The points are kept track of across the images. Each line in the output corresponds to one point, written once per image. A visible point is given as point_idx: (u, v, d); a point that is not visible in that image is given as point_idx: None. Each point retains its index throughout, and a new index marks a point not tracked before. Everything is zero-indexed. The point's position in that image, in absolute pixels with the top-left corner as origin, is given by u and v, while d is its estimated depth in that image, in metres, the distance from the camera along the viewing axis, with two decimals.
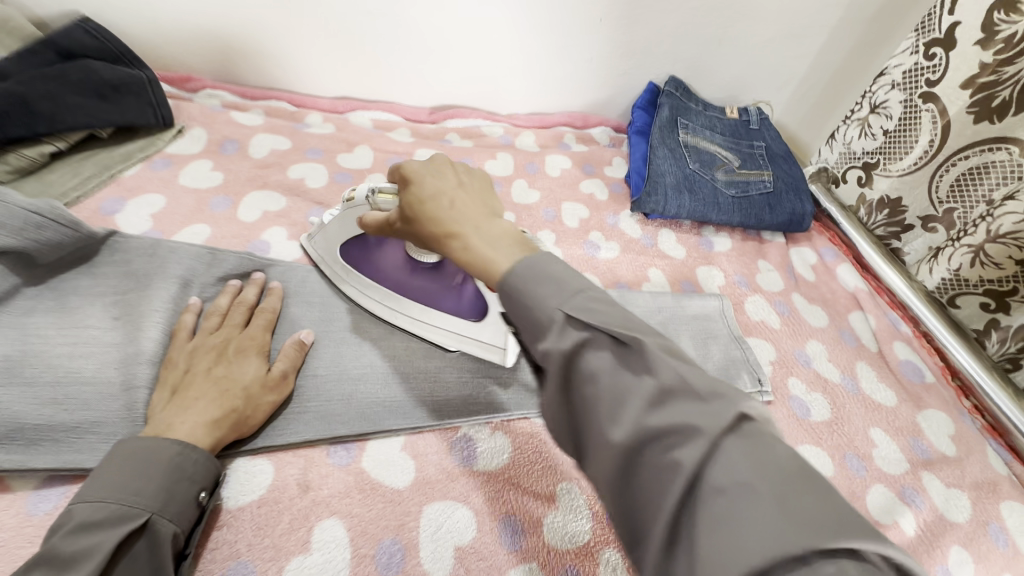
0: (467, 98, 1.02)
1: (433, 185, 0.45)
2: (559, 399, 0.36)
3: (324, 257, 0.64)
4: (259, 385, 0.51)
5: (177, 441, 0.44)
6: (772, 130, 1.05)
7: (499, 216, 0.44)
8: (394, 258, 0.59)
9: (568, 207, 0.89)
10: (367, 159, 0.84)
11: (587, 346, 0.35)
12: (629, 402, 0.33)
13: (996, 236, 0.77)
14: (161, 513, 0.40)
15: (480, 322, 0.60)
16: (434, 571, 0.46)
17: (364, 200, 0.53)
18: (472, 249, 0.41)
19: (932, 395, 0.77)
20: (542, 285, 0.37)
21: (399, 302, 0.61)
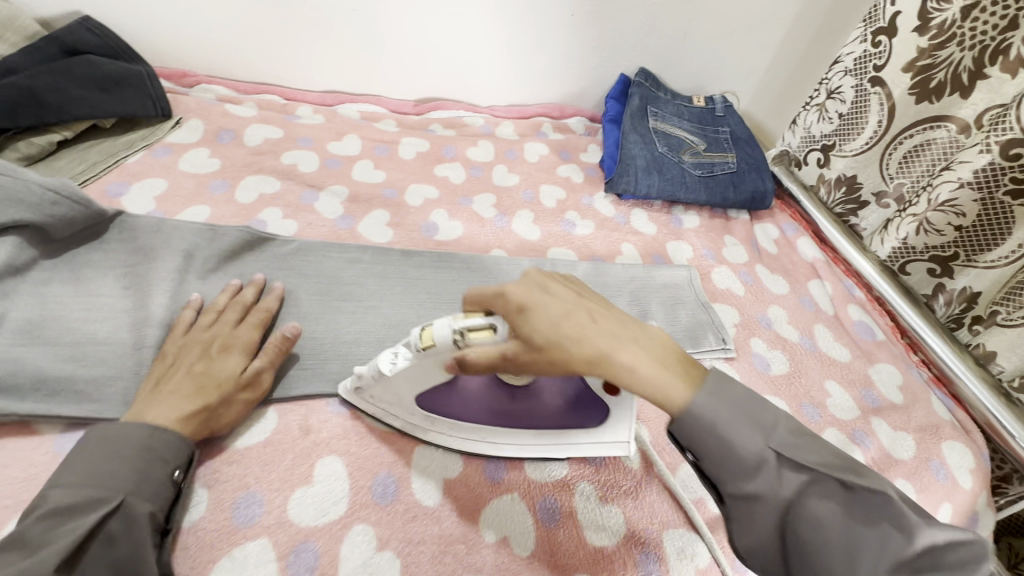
0: (449, 91, 1.07)
1: (557, 311, 0.43)
2: (769, 536, 0.41)
3: (388, 410, 0.54)
4: (233, 381, 0.52)
5: (150, 427, 0.46)
6: (736, 116, 1.12)
7: (642, 330, 0.45)
8: (483, 386, 0.53)
9: (546, 189, 0.95)
10: (355, 147, 0.89)
11: (808, 492, 0.40)
12: (835, 510, 0.39)
13: (937, 204, 0.81)
14: (135, 495, 0.43)
15: (600, 427, 0.54)
16: (425, 499, 0.51)
17: (444, 344, 0.46)
18: (638, 371, 0.41)
19: (883, 351, 0.84)
20: (745, 424, 0.41)
21: (509, 434, 0.55)
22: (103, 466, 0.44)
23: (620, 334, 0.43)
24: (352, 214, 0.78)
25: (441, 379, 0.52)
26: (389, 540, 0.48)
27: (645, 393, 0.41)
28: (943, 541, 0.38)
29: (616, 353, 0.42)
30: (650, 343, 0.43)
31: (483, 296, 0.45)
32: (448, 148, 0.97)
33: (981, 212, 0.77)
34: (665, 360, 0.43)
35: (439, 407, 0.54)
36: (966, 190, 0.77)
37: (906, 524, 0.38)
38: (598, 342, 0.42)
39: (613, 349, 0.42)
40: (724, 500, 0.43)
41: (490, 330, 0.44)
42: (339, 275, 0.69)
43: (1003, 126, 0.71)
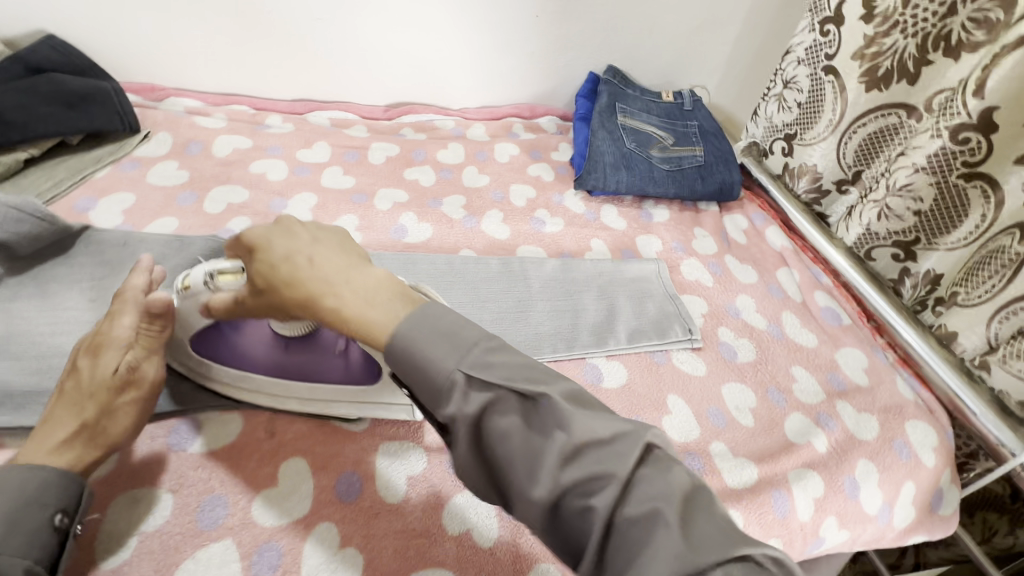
0: (419, 95, 1.08)
1: (286, 246, 0.43)
2: (470, 461, 0.37)
3: (177, 355, 0.56)
4: (108, 386, 0.47)
5: (21, 469, 0.42)
6: (704, 110, 1.14)
7: (365, 269, 0.43)
8: (266, 337, 0.55)
9: (515, 188, 0.96)
10: (324, 154, 0.90)
11: (494, 408, 0.36)
12: (532, 432, 0.35)
13: (895, 190, 0.83)
14: (3, 550, 0.38)
15: (376, 383, 0.54)
16: (388, 496, 0.52)
17: (200, 285, 0.49)
18: (353, 313, 0.40)
19: (849, 336, 0.86)
20: (442, 343, 0.38)
21: (282, 386, 0.55)
22: None
23: (324, 261, 0.43)
24: (321, 220, 0.80)
25: (208, 326, 0.54)
26: (352, 537, 0.49)
27: (364, 337, 0.40)
28: (610, 437, 0.35)
29: (336, 295, 0.41)
30: (361, 283, 0.41)
31: (231, 246, 0.47)
32: (418, 151, 0.98)
33: (937, 196, 0.79)
34: (378, 300, 0.41)
35: (217, 355, 0.55)
36: (921, 174, 0.79)
37: (617, 430, 0.35)
38: (324, 279, 0.41)
39: (323, 292, 0.41)
40: (445, 427, 0.38)
41: (234, 275, 0.48)
42: None
43: (951, 112, 0.73)
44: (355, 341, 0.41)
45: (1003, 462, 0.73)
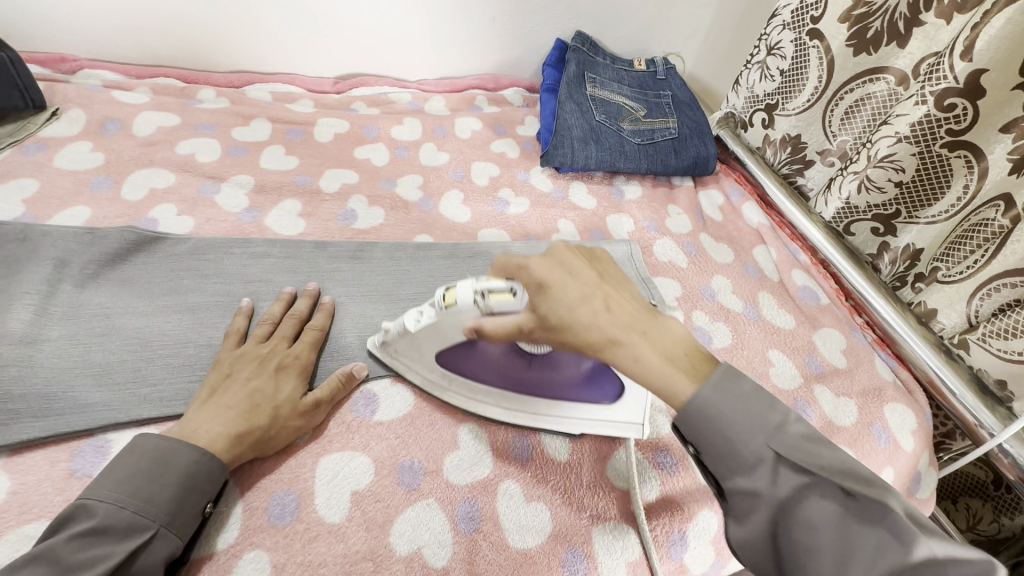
0: (372, 65, 1.00)
1: (574, 294, 0.43)
2: (761, 535, 0.38)
3: (411, 364, 0.57)
4: (290, 408, 0.50)
5: (199, 450, 0.45)
6: (678, 78, 1.07)
7: (660, 321, 0.44)
8: (504, 354, 0.54)
9: (477, 166, 0.90)
10: (264, 131, 0.82)
11: (746, 447, 0.38)
12: (827, 516, 0.35)
13: (876, 160, 0.79)
14: (169, 526, 0.42)
15: (618, 404, 0.56)
16: (328, 516, 0.47)
17: (467, 306, 0.49)
18: (643, 362, 0.41)
19: (827, 315, 0.82)
20: (744, 421, 0.39)
21: (518, 401, 0.56)
22: (144, 485, 0.43)
23: (618, 316, 0.43)
24: (258, 205, 0.72)
25: (460, 340, 0.53)
26: (284, 566, 0.44)
27: (657, 389, 0.41)
28: (932, 552, 0.33)
29: (631, 342, 0.42)
30: (661, 336, 0.42)
31: (505, 266, 0.48)
32: (370, 127, 0.90)
33: (919, 166, 0.75)
34: (673, 356, 0.42)
35: (456, 368, 0.55)
36: (904, 144, 0.74)
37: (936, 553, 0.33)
38: (612, 330, 0.42)
39: (622, 337, 0.42)
40: (729, 497, 0.40)
41: (507, 294, 0.47)
42: (240, 274, 0.63)
43: (938, 76, 0.68)
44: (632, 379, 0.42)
45: (981, 443, 0.71)
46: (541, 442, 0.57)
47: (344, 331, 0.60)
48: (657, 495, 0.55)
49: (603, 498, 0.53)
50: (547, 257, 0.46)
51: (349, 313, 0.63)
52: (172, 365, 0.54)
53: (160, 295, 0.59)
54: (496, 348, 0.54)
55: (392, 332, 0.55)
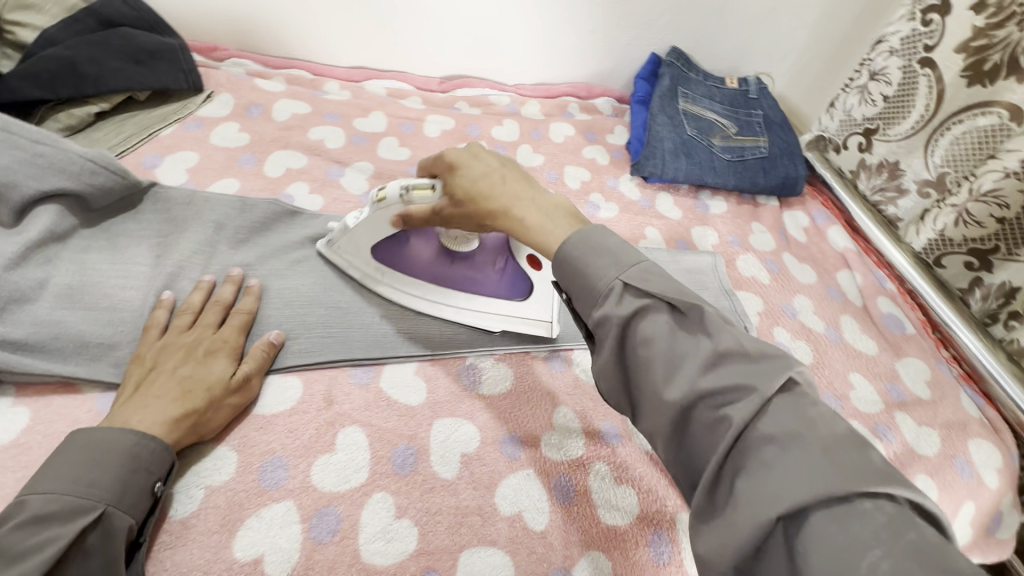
0: (476, 68, 1.06)
1: (479, 167, 0.50)
2: (613, 360, 0.40)
3: (351, 261, 0.64)
4: (222, 387, 0.51)
5: (134, 433, 0.45)
6: (770, 99, 1.09)
7: (541, 189, 0.50)
8: (431, 252, 0.63)
9: (570, 170, 0.95)
10: (381, 123, 0.90)
11: (641, 314, 0.39)
12: (614, 272, 0.41)
13: (979, 194, 0.78)
14: (116, 506, 0.42)
15: (527, 302, 0.64)
16: (442, 472, 0.52)
17: (394, 200, 0.54)
18: (526, 222, 0.47)
19: (912, 345, 0.82)
20: (594, 255, 0.42)
21: (441, 293, 0.64)
22: (81, 468, 0.42)
23: (531, 198, 0.48)
24: (377, 190, 0.79)
25: (388, 236, 0.61)
26: (407, 509, 0.49)
27: (540, 241, 0.46)
28: (751, 360, 0.36)
29: (522, 207, 0.48)
30: (544, 199, 0.49)
31: (429, 162, 0.54)
32: (473, 126, 0.96)
33: None
34: (555, 214, 0.47)
35: (388, 262, 0.64)
36: (1011, 180, 0.74)
37: (745, 360, 0.36)
38: (507, 195, 0.48)
39: (514, 204, 0.48)
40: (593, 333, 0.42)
41: (427, 188, 0.52)
42: None
43: None
44: (524, 240, 0.47)
45: None
46: (628, 431, 0.60)
47: None
48: None
49: None
50: (464, 148, 0.53)
51: None
52: (310, 324, 0.61)
53: (299, 263, 0.67)
54: (421, 244, 0.63)
55: (335, 232, 0.62)
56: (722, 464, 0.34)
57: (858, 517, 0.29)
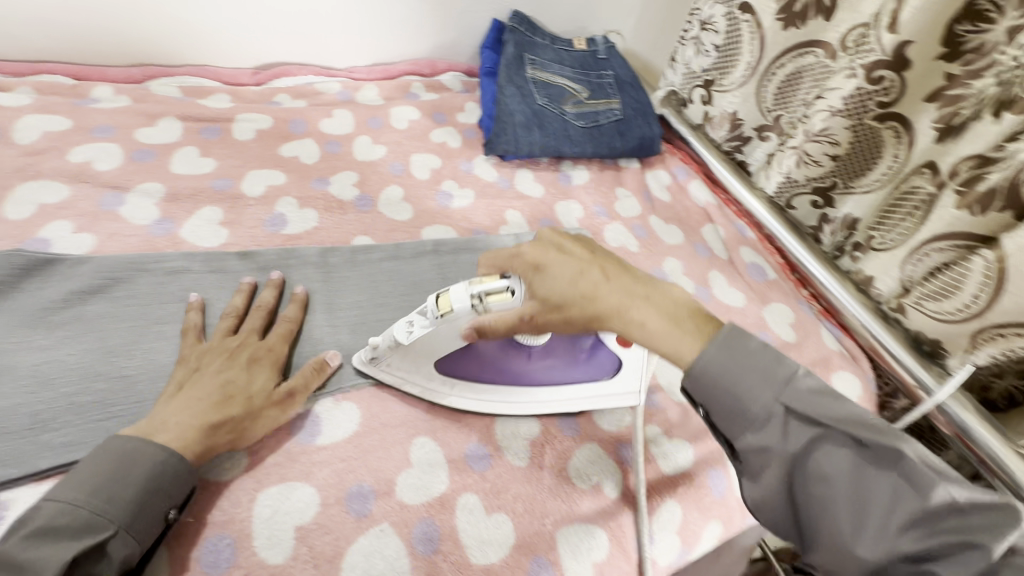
0: (292, 54, 0.93)
1: (569, 272, 0.47)
2: (776, 491, 0.41)
3: (409, 376, 0.56)
4: (267, 396, 0.50)
5: (164, 449, 0.43)
6: (619, 57, 1.06)
7: (654, 287, 0.48)
8: (500, 349, 0.58)
9: (417, 159, 0.85)
10: (174, 131, 0.74)
11: (821, 442, 0.40)
12: (771, 396, 0.41)
13: (812, 134, 0.80)
14: (126, 531, 0.40)
15: (614, 376, 0.59)
16: (270, 557, 0.44)
17: (466, 312, 0.50)
18: (648, 326, 0.45)
19: (775, 290, 0.84)
20: (667, 298, 0.47)
21: (520, 389, 0.58)
22: (100, 485, 0.41)
23: (624, 300, 0.46)
24: (171, 215, 0.65)
25: (455, 347, 0.55)
26: None
27: (664, 349, 0.45)
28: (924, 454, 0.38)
29: (635, 304, 0.46)
30: (661, 297, 0.47)
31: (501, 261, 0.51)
32: (296, 122, 0.83)
33: (853, 138, 0.77)
34: (677, 315, 0.46)
35: (460, 372, 0.57)
36: (838, 118, 0.76)
37: (863, 414, 0.40)
38: (615, 298, 0.46)
39: (625, 307, 0.46)
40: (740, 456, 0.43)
41: (506, 294, 0.49)
42: (155, 295, 0.57)
43: (867, 49, 0.72)
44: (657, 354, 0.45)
45: (920, 402, 0.72)
46: (498, 448, 0.55)
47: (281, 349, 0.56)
48: (620, 489, 0.55)
49: (566, 501, 0.53)
50: (536, 241, 0.50)
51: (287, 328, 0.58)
52: (77, 405, 0.48)
53: (57, 327, 0.53)
54: (494, 351, 0.57)
55: (379, 346, 0.54)
56: (814, 523, 0.39)
57: (905, 498, 0.37)
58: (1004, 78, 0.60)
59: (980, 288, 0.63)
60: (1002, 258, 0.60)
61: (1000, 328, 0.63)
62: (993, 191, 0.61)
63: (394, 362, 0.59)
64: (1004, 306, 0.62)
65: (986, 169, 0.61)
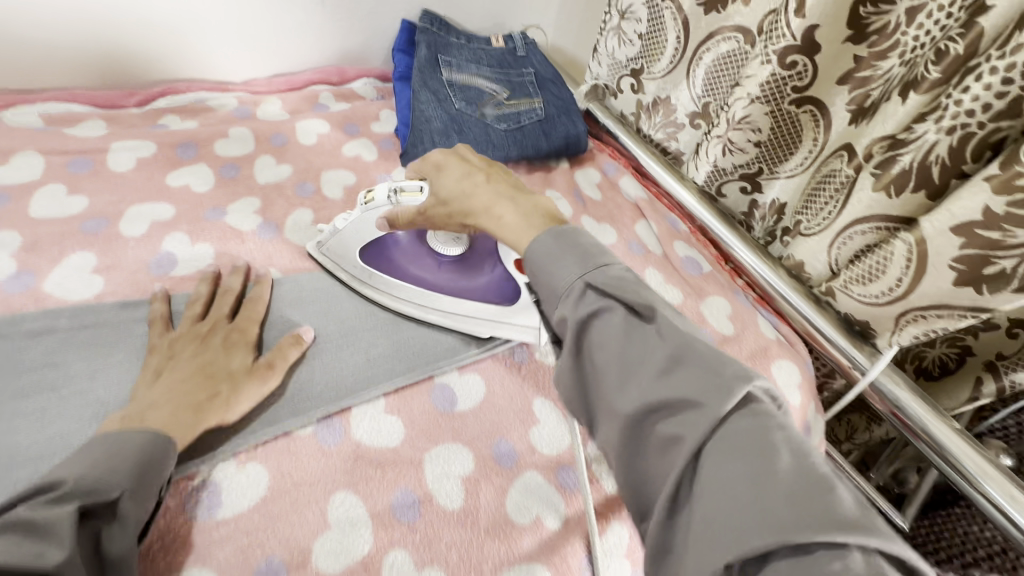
0: (179, 70, 0.85)
1: (458, 174, 0.55)
2: (574, 360, 0.41)
3: (340, 262, 0.65)
4: (246, 369, 0.52)
5: (151, 430, 0.43)
6: (538, 53, 1.02)
7: (530, 194, 0.52)
8: (415, 249, 0.66)
9: (328, 176, 0.78)
10: (34, 167, 0.66)
11: (601, 316, 0.41)
12: (577, 274, 0.42)
13: (734, 123, 0.78)
14: (133, 496, 0.39)
15: (515, 305, 0.64)
16: None
17: (382, 201, 0.59)
18: (504, 222, 0.50)
19: (711, 283, 0.83)
20: (563, 265, 0.43)
21: (429, 299, 0.64)
22: (96, 461, 0.39)
23: (509, 215, 0.50)
24: (32, 267, 0.57)
25: (377, 237, 0.64)
26: None
27: (513, 239, 0.48)
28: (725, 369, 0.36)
29: (500, 205, 0.51)
30: (527, 203, 0.50)
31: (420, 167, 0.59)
32: (185, 145, 0.74)
33: (773, 124, 0.77)
34: (536, 216, 0.49)
35: (379, 265, 0.65)
36: (757, 105, 0.75)
37: (664, 316, 0.40)
38: (487, 199, 0.52)
39: (494, 205, 0.51)
40: (558, 334, 0.44)
41: (416, 191, 0.57)
42: (12, 364, 0.50)
43: (777, 34, 0.69)
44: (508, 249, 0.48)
45: (856, 383, 0.74)
46: (428, 492, 0.51)
47: None
48: (563, 519, 0.52)
49: (505, 541, 0.49)
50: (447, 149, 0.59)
51: None
52: None
53: None
54: (409, 249, 0.66)
55: (325, 234, 0.64)
56: (601, 371, 0.40)
57: (731, 429, 0.34)
58: (909, 58, 0.61)
59: (902, 271, 0.63)
60: (921, 241, 0.60)
61: (920, 311, 0.64)
62: (907, 172, 0.60)
63: (307, 410, 0.53)
64: (925, 290, 0.62)
65: (899, 150, 0.61)
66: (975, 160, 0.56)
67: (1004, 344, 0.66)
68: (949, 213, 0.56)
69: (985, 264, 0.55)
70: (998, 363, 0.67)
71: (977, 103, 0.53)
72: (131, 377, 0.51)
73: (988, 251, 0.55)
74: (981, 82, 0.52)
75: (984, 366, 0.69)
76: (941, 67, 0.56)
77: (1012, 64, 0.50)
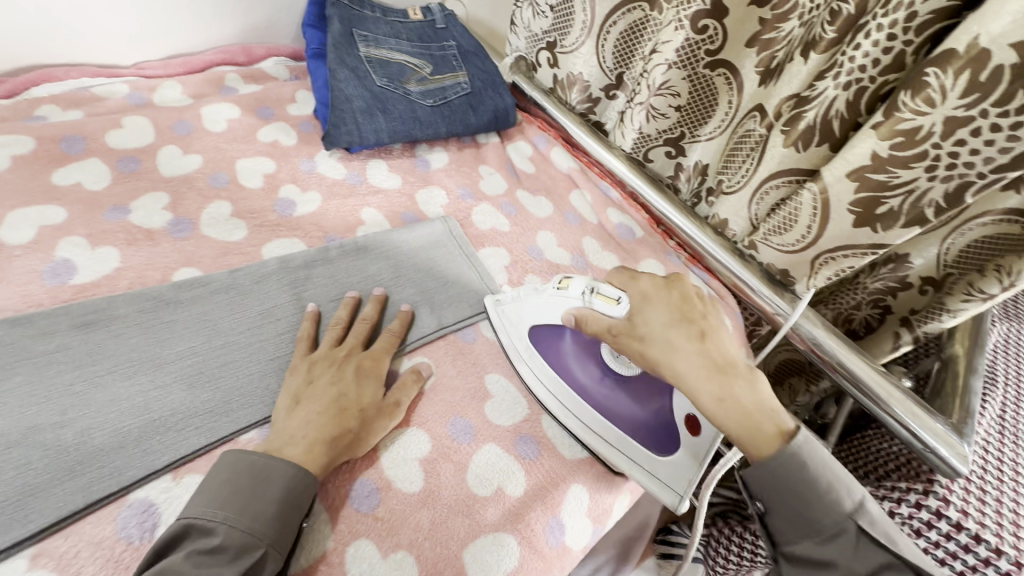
0: (51, 55, 0.75)
1: (664, 320, 0.52)
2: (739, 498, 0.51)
3: (507, 329, 0.63)
4: (380, 407, 0.52)
5: (294, 464, 0.45)
6: (459, 25, 1.00)
7: (744, 369, 0.50)
8: (579, 348, 0.61)
9: (244, 165, 0.73)
10: None
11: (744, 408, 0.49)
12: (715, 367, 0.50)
13: (655, 89, 0.80)
14: (275, 546, 0.42)
15: (668, 459, 0.56)
16: None
17: (577, 295, 0.59)
18: (729, 416, 0.48)
19: (645, 247, 0.86)
20: (745, 421, 0.48)
21: (575, 403, 0.58)
22: (244, 501, 0.43)
23: (728, 401, 0.48)
24: None
25: (551, 323, 0.61)
26: None
27: (748, 449, 0.49)
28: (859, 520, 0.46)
29: (724, 387, 0.49)
30: (752, 395, 0.49)
31: (621, 277, 0.57)
32: (71, 138, 0.66)
33: (691, 88, 0.79)
34: (756, 419, 0.48)
35: (542, 347, 0.62)
36: (675, 70, 0.77)
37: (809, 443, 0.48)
38: (690, 373, 0.49)
39: (696, 390, 0.49)
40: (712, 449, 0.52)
41: (614, 301, 0.56)
42: None
43: None
44: (725, 430, 0.49)
45: (779, 327, 0.80)
46: (387, 479, 0.50)
47: (88, 432, 0.46)
48: (523, 488, 0.53)
49: (469, 517, 0.49)
50: (657, 278, 0.56)
51: (93, 404, 0.47)
52: None
53: None
54: (570, 355, 0.61)
55: (501, 299, 0.65)
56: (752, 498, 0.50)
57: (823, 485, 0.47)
58: (808, 19, 0.64)
59: (811, 219, 0.68)
60: (825, 190, 0.65)
61: (830, 254, 0.70)
62: (812, 127, 0.65)
63: (246, 413, 0.51)
64: (833, 235, 0.68)
65: (804, 107, 0.65)
66: (867, 112, 0.62)
67: (917, 300, 0.72)
68: (845, 160, 0.61)
69: (877, 205, 0.62)
70: (911, 318, 0.73)
71: (867, 59, 0.57)
72: (35, 400, 0.46)
73: (878, 193, 0.60)
74: (869, 40, 0.56)
75: (900, 322, 0.75)
76: (835, 26, 0.59)
77: (895, 21, 0.54)
